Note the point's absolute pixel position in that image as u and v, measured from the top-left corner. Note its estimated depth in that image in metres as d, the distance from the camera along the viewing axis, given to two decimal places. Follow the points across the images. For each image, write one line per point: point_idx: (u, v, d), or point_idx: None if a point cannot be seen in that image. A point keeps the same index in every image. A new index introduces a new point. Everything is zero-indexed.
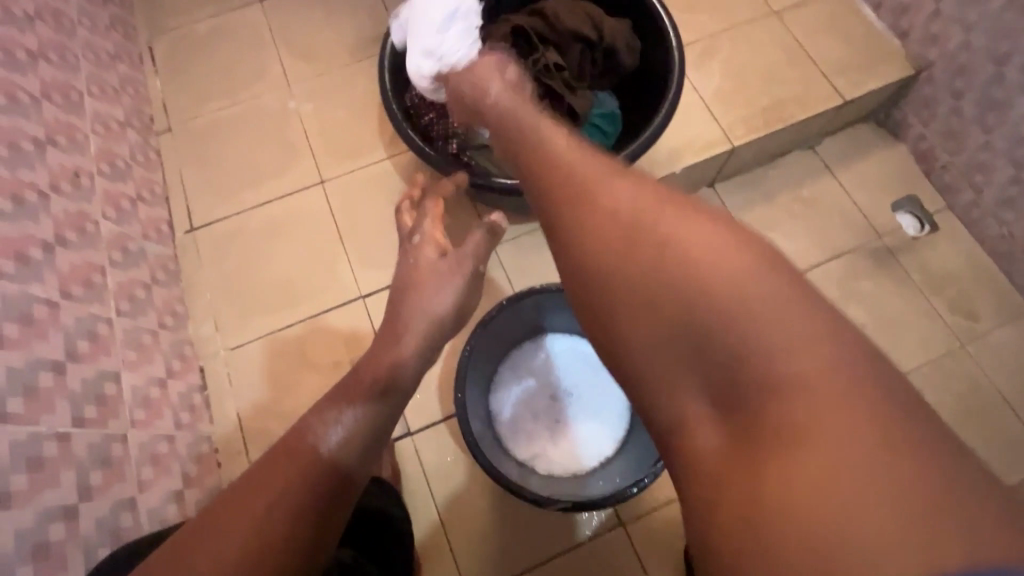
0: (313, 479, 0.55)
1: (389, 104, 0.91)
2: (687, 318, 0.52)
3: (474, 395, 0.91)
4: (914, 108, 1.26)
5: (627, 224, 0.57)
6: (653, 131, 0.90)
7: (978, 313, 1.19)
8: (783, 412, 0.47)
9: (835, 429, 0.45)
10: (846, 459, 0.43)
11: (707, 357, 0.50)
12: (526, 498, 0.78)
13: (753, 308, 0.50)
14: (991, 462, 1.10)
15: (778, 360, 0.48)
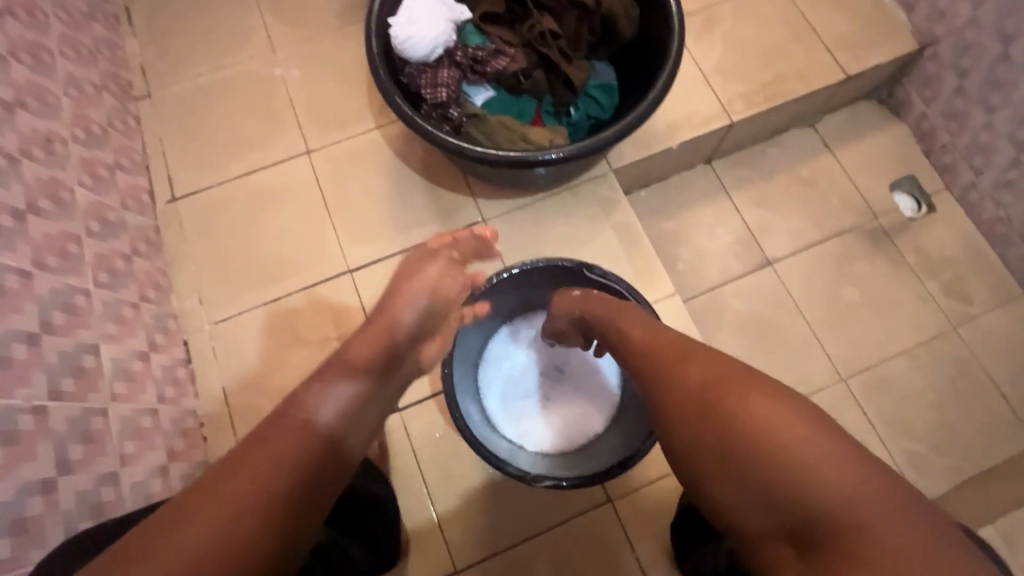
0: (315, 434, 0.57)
1: (378, 71, 0.87)
2: (722, 420, 0.55)
3: (463, 371, 0.91)
4: (917, 86, 1.23)
5: (666, 346, 0.67)
6: (652, 102, 0.87)
7: (971, 295, 1.18)
8: (819, 495, 0.48)
9: (813, 484, 0.48)
10: (886, 534, 0.44)
11: (745, 459, 0.53)
12: (510, 473, 0.78)
13: (781, 411, 0.53)
14: (978, 443, 1.10)
15: (811, 453, 0.50)
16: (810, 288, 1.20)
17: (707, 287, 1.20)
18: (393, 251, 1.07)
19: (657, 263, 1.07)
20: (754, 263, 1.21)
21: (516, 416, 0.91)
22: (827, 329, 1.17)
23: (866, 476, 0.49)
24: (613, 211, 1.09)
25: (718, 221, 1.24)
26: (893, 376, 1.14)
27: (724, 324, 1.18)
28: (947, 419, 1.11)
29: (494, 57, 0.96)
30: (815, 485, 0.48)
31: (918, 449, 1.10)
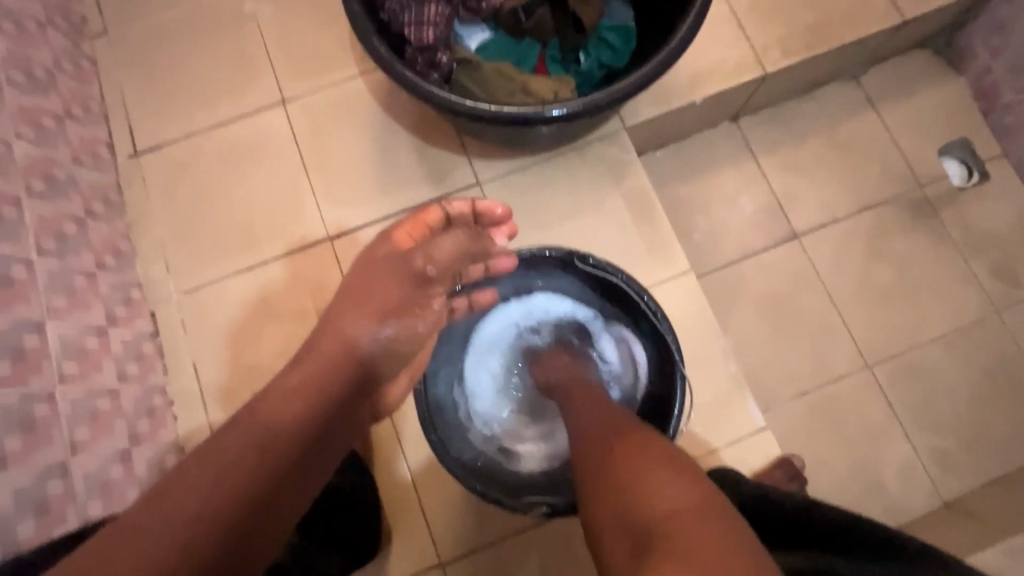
0: (349, 364, 0.59)
1: (351, 3, 0.74)
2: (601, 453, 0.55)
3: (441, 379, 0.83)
4: (983, 34, 1.07)
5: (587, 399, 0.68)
6: (685, 32, 0.74)
7: (1020, 277, 1.07)
8: (655, 510, 0.45)
9: (647, 501, 0.46)
10: (703, 546, 0.40)
11: (605, 484, 0.51)
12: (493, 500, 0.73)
13: (648, 444, 0.53)
14: (1014, 439, 1.01)
15: (654, 480, 0.48)
16: (840, 266, 1.08)
17: (725, 262, 1.09)
18: (378, 217, 0.96)
19: (671, 236, 0.95)
20: (779, 236, 1.09)
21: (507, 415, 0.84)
22: (855, 311, 1.07)
23: (703, 503, 0.45)
24: (623, 176, 0.97)
25: (741, 187, 1.11)
26: (924, 364, 1.04)
27: (741, 303, 1.07)
28: (980, 412, 1.02)
29: None
30: (643, 500, 0.46)
31: (945, 443, 1.01)
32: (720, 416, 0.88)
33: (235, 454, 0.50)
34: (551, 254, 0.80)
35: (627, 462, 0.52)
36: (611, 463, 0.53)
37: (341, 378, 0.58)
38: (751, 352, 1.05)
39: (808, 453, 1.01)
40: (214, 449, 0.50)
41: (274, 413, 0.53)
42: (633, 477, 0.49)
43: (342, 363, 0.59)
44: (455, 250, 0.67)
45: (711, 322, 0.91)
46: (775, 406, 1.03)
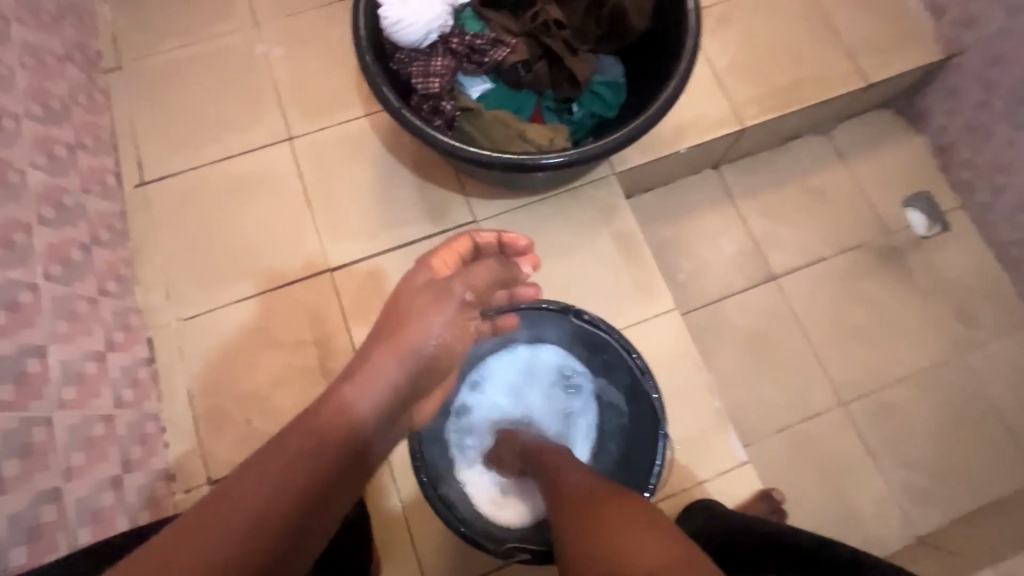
0: (353, 420, 0.58)
1: (363, 56, 0.79)
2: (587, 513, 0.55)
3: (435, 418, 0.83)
4: (939, 98, 1.17)
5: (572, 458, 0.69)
6: (669, 95, 0.80)
7: (980, 320, 1.14)
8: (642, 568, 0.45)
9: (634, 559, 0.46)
10: None
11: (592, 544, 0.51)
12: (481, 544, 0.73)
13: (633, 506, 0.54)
14: (980, 476, 1.06)
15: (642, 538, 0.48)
16: (815, 306, 1.14)
17: (707, 299, 1.14)
18: (378, 249, 1.00)
19: (657, 275, 1.00)
20: (757, 277, 1.16)
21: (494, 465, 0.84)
22: (830, 349, 1.12)
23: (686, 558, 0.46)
24: (613, 218, 1.03)
25: (722, 230, 1.18)
26: (896, 402, 1.09)
27: (723, 339, 1.12)
28: (948, 448, 1.07)
29: (494, 46, 0.88)
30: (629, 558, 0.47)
31: (917, 480, 1.05)
32: (704, 449, 0.92)
33: (232, 531, 0.46)
34: (546, 307, 0.81)
35: (606, 528, 0.52)
36: (595, 527, 0.53)
37: (343, 439, 0.56)
38: (733, 387, 1.10)
39: (789, 487, 1.04)
40: (205, 525, 0.46)
41: (276, 479, 0.50)
42: (617, 543, 0.49)
43: (344, 425, 0.57)
44: (492, 276, 0.72)
45: (695, 357, 0.96)
46: (756, 440, 1.07)
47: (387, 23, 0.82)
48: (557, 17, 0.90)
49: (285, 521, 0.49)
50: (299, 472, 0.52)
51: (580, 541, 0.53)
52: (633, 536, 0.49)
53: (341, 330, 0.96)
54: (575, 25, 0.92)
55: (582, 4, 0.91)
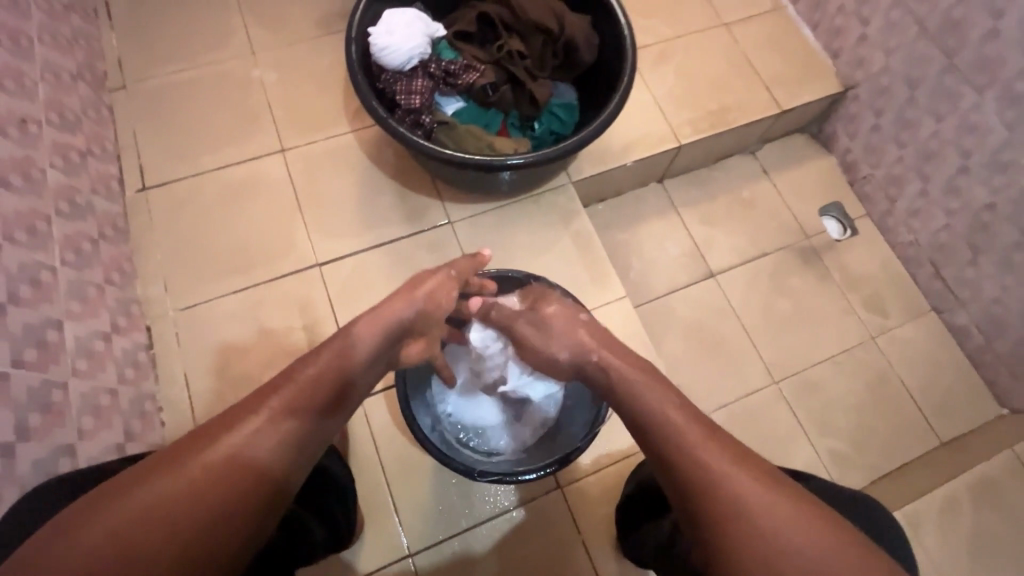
0: (234, 462, 0.58)
1: (355, 75, 0.93)
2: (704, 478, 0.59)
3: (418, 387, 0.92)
4: (842, 123, 1.39)
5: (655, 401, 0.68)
6: (608, 115, 0.97)
7: (887, 309, 1.32)
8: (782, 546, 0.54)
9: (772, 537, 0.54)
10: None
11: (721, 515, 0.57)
12: (457, 468, 0.81)
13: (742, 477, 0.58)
14: (893, 442, 1.21)
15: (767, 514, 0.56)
16: (749, 300, 1.31)
17: (657, 294, 1.29)
18: (363, 247, 1.12)
19: (610, 269, 1.15)
20: (699, 274, 1.32)
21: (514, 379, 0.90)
22: (763, 336, 1.28)
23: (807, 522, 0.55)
24: (571, 220, 1.18)
25: (667, 234, 1.34)
26: (820, 380, 1.25)
27: (672, 329, 1.27)
28: (865, 418, 1.23)
29: (466, 71, 1.04)
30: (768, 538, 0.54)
31: (840, 447, 1.20)
32: None
33: (77, 547, 0.49)
34: (513, 276, 0.94)
35: (773, 509, 0.56)
36: (762, 507, 0.56)
37: (215, 481, 0.56)
38: (681, 370, 1.24)
39: None
40: (49, 544, 0.49)
41: (123, 516, 0.52)
42: (791, 528, 0.54)
43: (219, 467, 0.57)
44: (470, 264, 0.90)
45: (643, 338, 1.10)
46: None
47: (376, 47, 0.98)
48: (519, 49, 1.06)
49: (181, 524, 0.53)
50: (152, 517, 0.52)
51: (741, 516, 0.56)
52: (806, 519, 0.55)
53: (329, 317, 1.06)
54: (534, 55, 1.08)
55: (540, 37, 1.07)
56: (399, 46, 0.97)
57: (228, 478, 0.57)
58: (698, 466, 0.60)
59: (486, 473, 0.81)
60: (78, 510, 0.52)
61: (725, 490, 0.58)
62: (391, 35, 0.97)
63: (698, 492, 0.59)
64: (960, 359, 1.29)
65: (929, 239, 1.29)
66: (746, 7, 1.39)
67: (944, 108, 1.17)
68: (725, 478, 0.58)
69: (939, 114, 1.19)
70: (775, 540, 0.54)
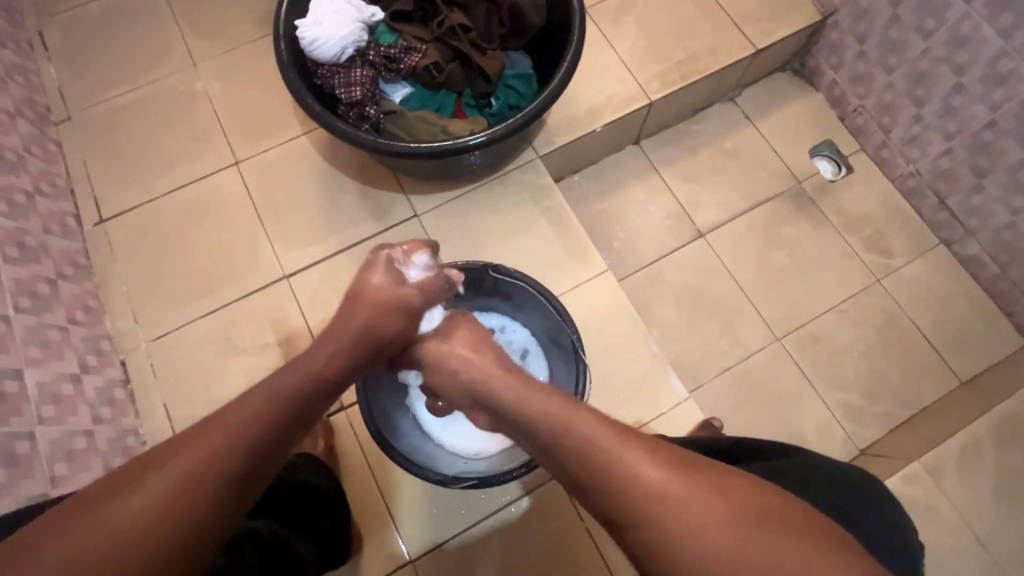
0: (272, 418, 0.55)
1: (287, 74, 0.88)
2: (579, 459, 0.55)
3: (396, 409, 0.86)
4: (825, 54, 1.29)
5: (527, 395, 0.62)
6: (563, 74, 0.91)
7: (892, 248, 1.24)
8: (661, 524, 0.48)
9: (649, 514, 0.49)
10: (760, 552, 0.44)
11: (600, 494, 0.52)
12: (430, 478, 0.77)
13: (618, 450, 0.53)
14: (907, 388, 1.16)
15: (640, 492, 0.50)
16: (741, 256, 1.24)
17: (643, 263, 1.23)
18: (329, 252, 1.08)
19: (588, 243, 1.09)
20: (686, 236, 1.25)
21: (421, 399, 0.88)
22: (761, 292, 1.22)
23: (690, 495, 0.48)
24: (542, 197, 1.12)
25: (649, 198, 1.28)
26: (825, 332, 1.19)
27: (663, 297, 1.21)
28: (875, 366, 1.17)
29: (407, 53, 0.97)
30: (645, 515, 0.49)
31: (852, 398, 1.15)
32: (648, 392, 1.00)
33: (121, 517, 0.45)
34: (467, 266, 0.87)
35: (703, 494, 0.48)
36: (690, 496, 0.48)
37: (259, 426, 0.54)
38: (677, 339, 1.19)
39: (737, 421, 1.13)
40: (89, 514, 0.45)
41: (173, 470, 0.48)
42: (725, 510, 0.47)
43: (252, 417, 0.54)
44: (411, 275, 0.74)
45: (630, 311, 1.05)
46: (703, 384, 1.16)
47: (302, 36, 0.91)
48: (463, 21, 0.99)
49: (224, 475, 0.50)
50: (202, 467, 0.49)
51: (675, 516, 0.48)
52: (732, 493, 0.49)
53: (303, 328, 1.03)
54: (480, 27, 1.01)
55: (484, 7, 1.01)
56: (330, 33, 0.91)
57: (273, 420, 0.55)
58: (612, 472, 0.52)
59: (461, 479, 0.77)
60: (122, 472, 0.49)
61: (639, 496, 0.50)
62: (319, 26, 0.91)
63: (582, 480, 0.54)
64: (975, 291, 1.21)
65: (929, 167, 1.20)
66: None
67: (931, 23, 1.07)
68: (628, 485, 0.51)
69: (927, 31, 1.08)
70: (694, 543, 0.46)
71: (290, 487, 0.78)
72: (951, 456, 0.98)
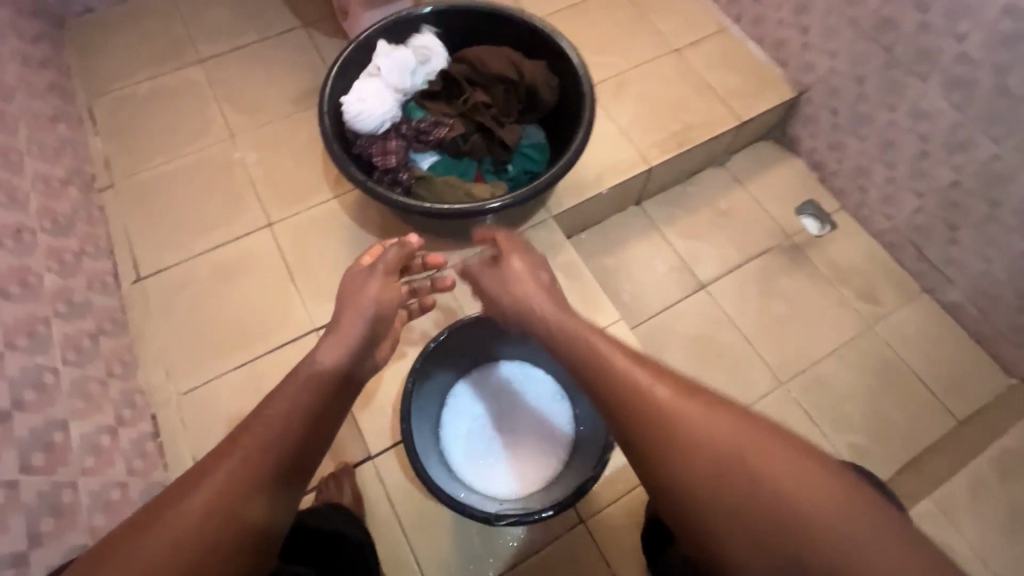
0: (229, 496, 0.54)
1: (330, 143, 0.98)
2: (645, 405, 0.59)
3: (424, 440, 0.89)
4: (802, 125, 1.43)
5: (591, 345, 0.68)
6: (577, 146, 1.01)
7: (880, 297, 1.33)
8: (732, 449, 0.52)
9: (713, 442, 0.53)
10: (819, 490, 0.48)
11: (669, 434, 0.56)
12: (472, 515, 0.78)
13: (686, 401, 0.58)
14: (909, 430, 1.21)
15: (711, 425, 0.55)
16: (743, 305, 1.32)
17: (651, 314, 1.31)
18: None
19: (600, 293, 1.17)
20: (689, 287, 1.34)
21: (450, 441, 0.92)
22: (762, 340, 1.29)
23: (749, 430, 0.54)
24: (556, 251, 1.20)
25: (653, 254, 1.37)
26: (827, 376, 1.25)
27: (670, 346, 1.28)
28: (876, 408, 1.22)
29: (435, 127, 1.09)
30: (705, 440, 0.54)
31: (859, 440, 1.20)
32: None
33: None
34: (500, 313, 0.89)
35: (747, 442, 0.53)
36: (742, 445, 0.53)
37: (218, 507, 0.53)
38: None
39: None
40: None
41: (145, 549, 0.49)
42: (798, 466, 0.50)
43: (211, 501, 0.53)
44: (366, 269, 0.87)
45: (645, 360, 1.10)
46: None
47: (377, 48, 1.10)
48: (484, 100, 1.11)
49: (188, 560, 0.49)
50: (180, 537, 0.50)
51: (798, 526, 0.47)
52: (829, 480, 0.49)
53: None
54: (499, 104, 1.13)
55: (503, 87, 1.12)
56: (380, 99, 1.04)
57: (229, 502, 0.54)
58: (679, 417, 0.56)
59: (502, 515, 0.78)
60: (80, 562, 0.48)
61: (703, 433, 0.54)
62: (369, 97, 1.03)
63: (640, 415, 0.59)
64: (961, 336, 1.29)
65: (906, 222, 1.31)
66: (693, 31, 1.47)
67: (893, 99, 1.21)
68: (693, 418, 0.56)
69: (890, 105, 1.22)
70: (760, 469, 0.50)
71: (329, 535, 0.81)
72: None
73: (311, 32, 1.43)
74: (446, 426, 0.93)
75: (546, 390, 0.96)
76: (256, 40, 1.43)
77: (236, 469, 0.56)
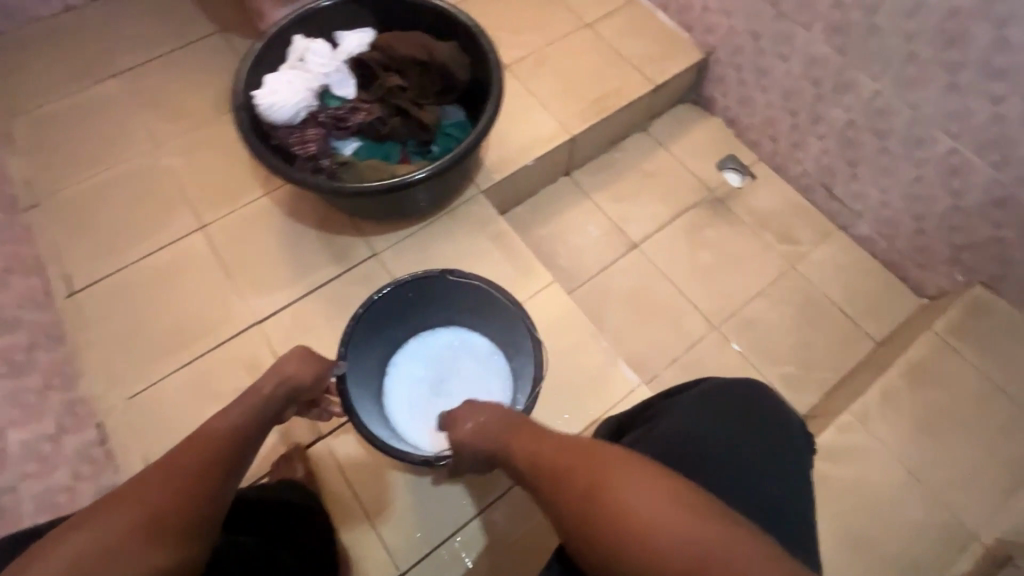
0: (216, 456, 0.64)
1: (245, 134, 1.01)
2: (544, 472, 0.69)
3: (367, 405, 0.94)
4: (713, 85, 1.51)
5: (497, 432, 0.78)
6: (488, 119, 1.06)
7: (799, 238, 1.42)
8: (609, 497, 0.61)
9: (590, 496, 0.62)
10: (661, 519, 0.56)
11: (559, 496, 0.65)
12: (415, 461, 0.84)
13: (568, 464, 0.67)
14: (833, 356, 1.29)
15: (587, 478, 0.63)
16: (674, 259, 1.39)
17: (587, 276, 1.37)
18: (296, 296, 1.16)
19: (532, 258, 1.22)
20: (622, 248, 1.40)
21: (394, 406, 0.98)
22: (694, 288, 1.36)
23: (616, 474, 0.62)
24: (486, 224, 1.25)
25: (585, 220, 1.42)
26: (755, 316, 1.33)
27: (608, 304, 1.34)
28: (800, 339, 1.31)
29: (353, 113, 1.12)
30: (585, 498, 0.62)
31: (789, 370, 1.28)
32: (601, 385, 1.10)
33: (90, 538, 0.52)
34: (427, 276, 0.94)
35: (617, 485, 0.61)
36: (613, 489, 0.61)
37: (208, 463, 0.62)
38: (626, 339, 1.30)
39: None
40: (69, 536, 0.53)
41: (152, 493, 0.57)
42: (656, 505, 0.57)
43: (203, 457, 0.62)
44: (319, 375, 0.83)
45: (580, 315, 1.16)
46: (656, 376, 1.27)
47: (294, 43, 1.15)
48: (399, 83, 1.14)
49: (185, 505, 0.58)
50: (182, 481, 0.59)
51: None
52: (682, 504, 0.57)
53: None
54: (415, 86, 1.16)
55: (416, 69, 1.16)
56: (298, 87, 1.08)
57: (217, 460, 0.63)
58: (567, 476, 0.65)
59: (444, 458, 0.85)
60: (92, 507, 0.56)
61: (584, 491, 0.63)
62: (286, 86, 1.07)
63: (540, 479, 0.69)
64: (874, 265, 1.38)
65: (814, 165, 1.40)
66: (604, 4, 1.53)
67: (786, 50, 1.29)
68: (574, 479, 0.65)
69: (785, 56, 1.30)
70: (628, 511, 0.58)
71: (267, 504, 0.84)
72: (875, 404, 1.10)
73: (229, 36, 1.44)
74: (389, 392, 0.99)
75: (482, 348, 1.03)
76: (174, 48, 1.43)
77: (220, 434, 0.66)
